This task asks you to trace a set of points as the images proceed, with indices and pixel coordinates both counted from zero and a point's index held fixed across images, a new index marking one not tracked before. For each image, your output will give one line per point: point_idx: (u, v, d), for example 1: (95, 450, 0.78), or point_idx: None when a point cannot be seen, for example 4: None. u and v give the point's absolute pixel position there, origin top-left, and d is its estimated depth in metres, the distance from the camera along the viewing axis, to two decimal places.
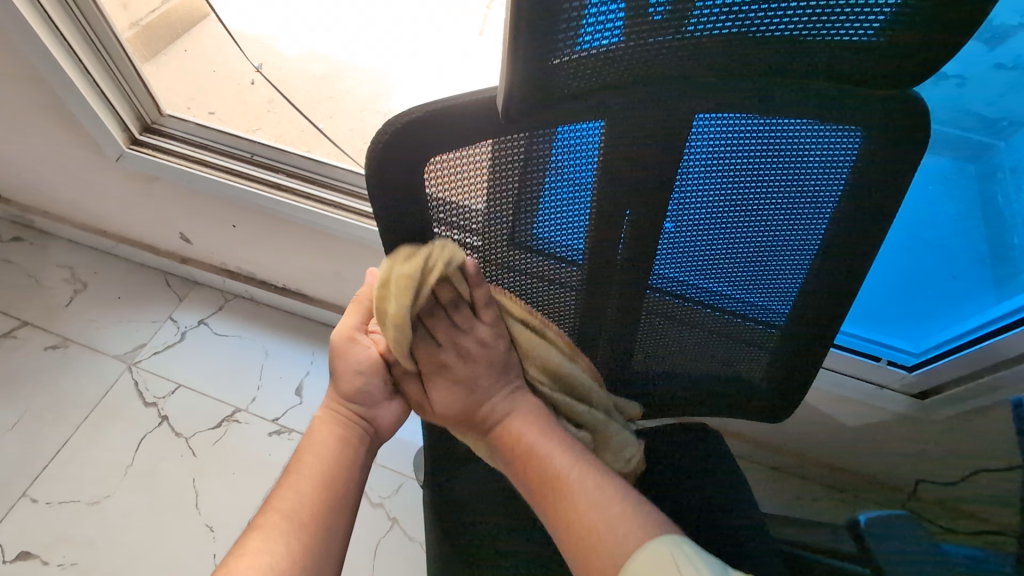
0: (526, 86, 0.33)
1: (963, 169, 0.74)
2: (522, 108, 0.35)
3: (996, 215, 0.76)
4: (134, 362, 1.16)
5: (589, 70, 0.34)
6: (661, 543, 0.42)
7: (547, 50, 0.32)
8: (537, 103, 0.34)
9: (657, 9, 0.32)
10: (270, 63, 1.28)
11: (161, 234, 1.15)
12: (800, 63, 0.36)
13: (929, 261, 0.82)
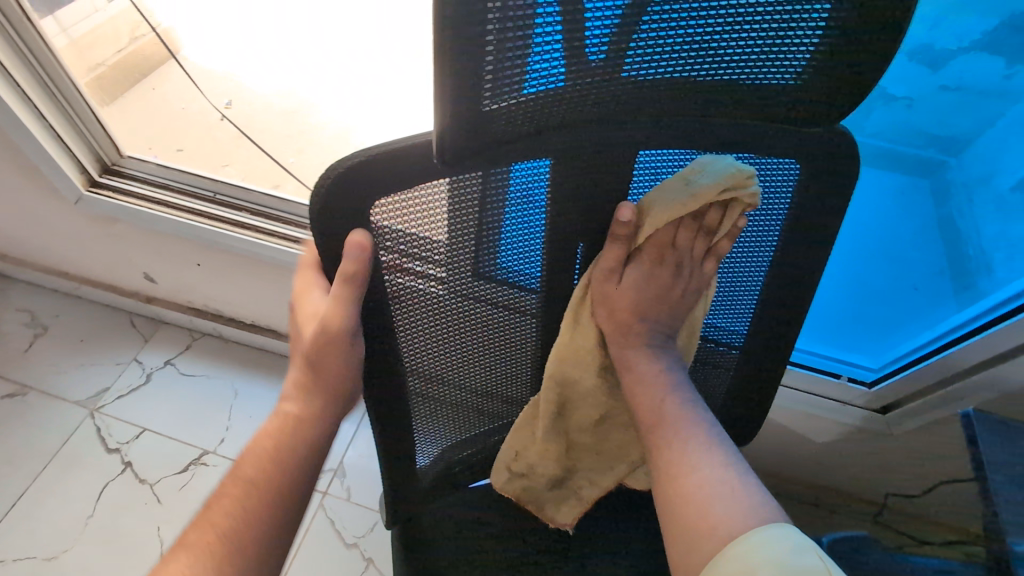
0: (461, 129, 0.33)
1: (918, 186, 0.82)
2: (459, 152, 0.34)
3: (951, 227, 0.82)
4: (96, 407, 1.13)
5: (527, 114, 0.34)
6: (797, 530, 0.42)
7: (486, 98, 0.32)
8: (467, 151, 0.34)
9: (596, 50, 0.33)
10: (240, 100, 1.30)
11: (125, 274, 1.13)
12: (732, 104, 0.37)
13: (888, 269, 0.88)
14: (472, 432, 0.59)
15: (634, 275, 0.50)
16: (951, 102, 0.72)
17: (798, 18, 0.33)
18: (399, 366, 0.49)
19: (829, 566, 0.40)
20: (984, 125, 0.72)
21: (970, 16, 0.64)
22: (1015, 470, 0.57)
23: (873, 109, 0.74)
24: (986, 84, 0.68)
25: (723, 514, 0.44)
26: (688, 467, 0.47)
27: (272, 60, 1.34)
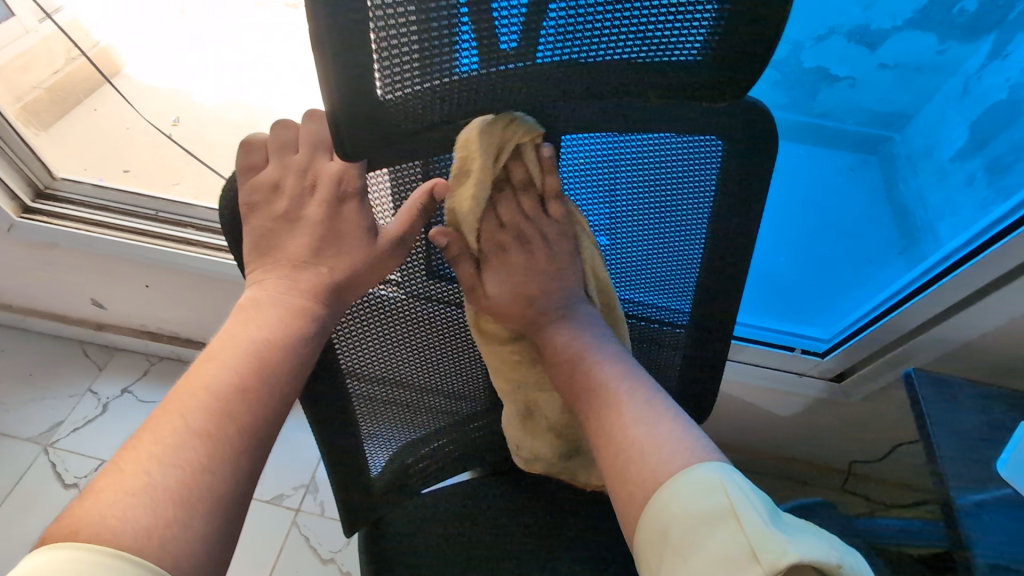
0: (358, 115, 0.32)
1: (867, 160, 0.88)
2: (361, 143, 0.35)
3: (898, 197, 0.89)
4: (50, 442, 1.08)
5: (427, 100, 0.35)
6: (709, 469, 0.40)
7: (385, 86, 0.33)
8: (370, 142, 0.35)
9: (508, 40, 0.35)
10: (188, 116, 1.27)
11: (72, 302, 1.09)
12: (634, 88, 0.38)
13: (839, 241, 0.95)
14: (425, 432, 0.60)
15: (492, 277, 0.53)
16: (893, 79, 0.77)
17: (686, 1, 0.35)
18: (347, 370, 0.49)
19: (736, 503, 0.38)
20: (921, 100, 0.79)
21: None
22: (953, 423, 0.59)
23: (820, 90, 0.79)
24: (921, 61, 0.74)
25: (646, 469, 0.42)
26: (618, 424, 0.46)
27: (205, 69, 1.32)
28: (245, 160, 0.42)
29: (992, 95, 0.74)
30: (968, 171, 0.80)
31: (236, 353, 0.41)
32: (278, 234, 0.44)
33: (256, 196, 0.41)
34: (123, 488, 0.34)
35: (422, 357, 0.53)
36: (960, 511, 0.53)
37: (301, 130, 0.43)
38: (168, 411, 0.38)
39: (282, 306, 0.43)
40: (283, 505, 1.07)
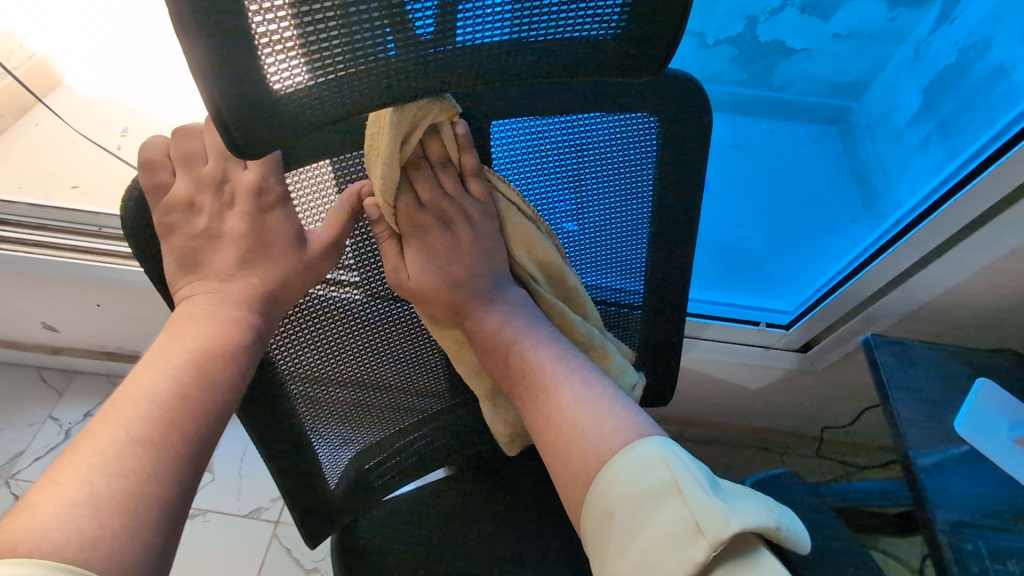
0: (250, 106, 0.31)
1: (827, 131, 0.90)
2: (262, 139, 0.33)
3: (859, 161, 0.90)
4: (11, 474, 1.04)
5: (339, 92, 0.34)
6: (649, 445, 0.40)
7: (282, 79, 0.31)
8: (274, 137, 0.34)
9: (425, 27, 0.33)
10: (136, 127, 1.22)
11: (22, 327, 1.04)
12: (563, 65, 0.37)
13: (802, 210, 0.96)
14: (388, 433, 0.58)
15: (415, 256, 0.47)
16: (846, 47, 0.77)
17: None
18: (301, 377, 0.47)
19: (679, 478, 0.39)
20: (875, 68, 0.80)
21: None
22: (912, 385, 0.60)
23: (778, 64, 0.79)
24: (872, 28, 0.74)
25: (590, 453, 0.42)
26: (555, 407, 0.45)
27: (121, 68, 1.25)
28: (149, 179, 0.37)
29: (942, 60, 0.75)
30: (922, 134, 0.80)
31: (177, 354, 0.39)
32: (202, 250, 0.41)
33: (174, 216, 0.38)
34: (63, 501, 0.32)
35: (375, 359, 0.51)
36: (922, 472, 0.54)
37: (206, 138, 0.40)
38: (103, 421, 0.36)
39: (217, 314, 0.41)
40: (261, 519, 1.05)
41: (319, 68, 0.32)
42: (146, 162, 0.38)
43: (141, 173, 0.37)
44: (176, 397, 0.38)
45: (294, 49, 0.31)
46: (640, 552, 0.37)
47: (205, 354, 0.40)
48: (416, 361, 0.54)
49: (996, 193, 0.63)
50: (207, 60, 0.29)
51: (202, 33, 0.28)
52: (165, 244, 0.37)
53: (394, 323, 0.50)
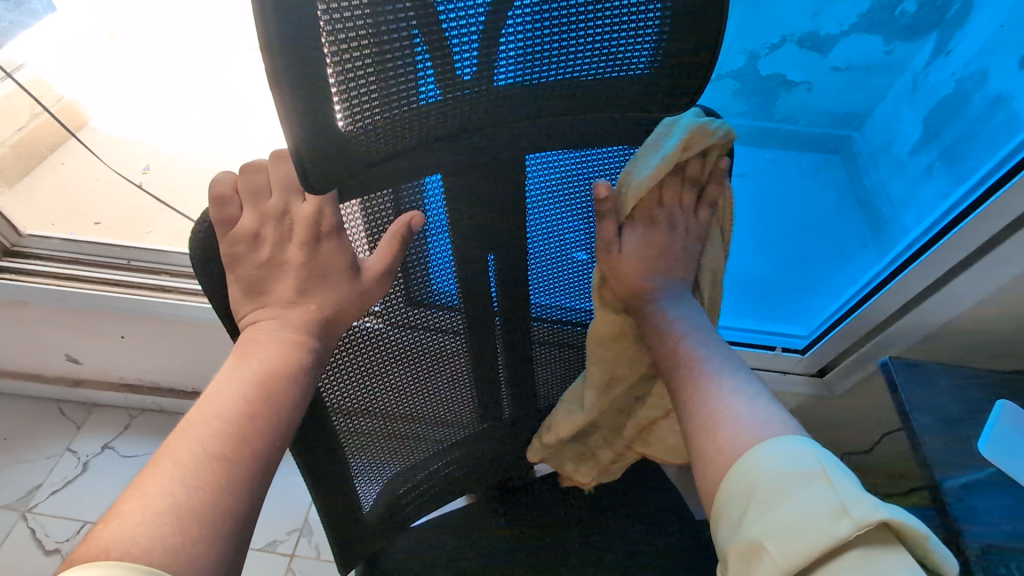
0: (316, 148, 0.33)
1: (829, 160, 0.93)
2: (327, 175, 0.35)
3: (864, 188, 0.93)
4: (28, 507, 1.04)
5: (383, 130, 0.36)
6: (801, 442, 0.42)
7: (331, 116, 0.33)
8: (336, 174, 0.36)
9: (465, 67, 0.36)
10: (157, 163, 1.29)
11: (45, 360, 1.06)
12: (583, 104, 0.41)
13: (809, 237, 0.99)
14: (417, 462, 0.59)
15: (632, 238, 0.57)
16: (846, 80, 0.80)
17: (631, 17, 0.37)
18: (338, 412, 0.49)
19: (827, 467, 0.40)
20: (875, 99, 0.83)
21: (842, 2, 0.71)
22: (931, 403, 0.61)
23: (779, 96, 0.83)
24: (872, 61, 0.77)
25: (738, 433, 0.45)
26: (709, 399, 0.48)
27: (135, 106, 1.33)
28: (219, 213, 0.39)
29: (940, 90, 0.78)
30: (925, 161, 0.83)
31: (247, 376, 0.41)
32: (267, 279, 0.43)
33: (239, 248, 0.40)
34: (148, 508, 0.34)
35: (408, 386, 0.52)
36: (948, 497, 0.54)
37: (271, 173, 0.42)
38: (180, 440, 0.38)
39: (279, 337, 0.42)
40: (277, 552, 1.04)
41: (356, 109, 0.34)
42: (218, 196, 0.40)
43: (212, 207, 0.39)
44: (244, 416, 0.39)
45: (341, 89, 0.32)
46: (780, 523, 0.38)
47: (271, 376, 0.41)
48: (445, 391, 0.55)
49: (1006, 217, 0.65)
50: (288, 100, 0.31)
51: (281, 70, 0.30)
52: (231, 273, 0.39)
53: (427, 352, 0.51)
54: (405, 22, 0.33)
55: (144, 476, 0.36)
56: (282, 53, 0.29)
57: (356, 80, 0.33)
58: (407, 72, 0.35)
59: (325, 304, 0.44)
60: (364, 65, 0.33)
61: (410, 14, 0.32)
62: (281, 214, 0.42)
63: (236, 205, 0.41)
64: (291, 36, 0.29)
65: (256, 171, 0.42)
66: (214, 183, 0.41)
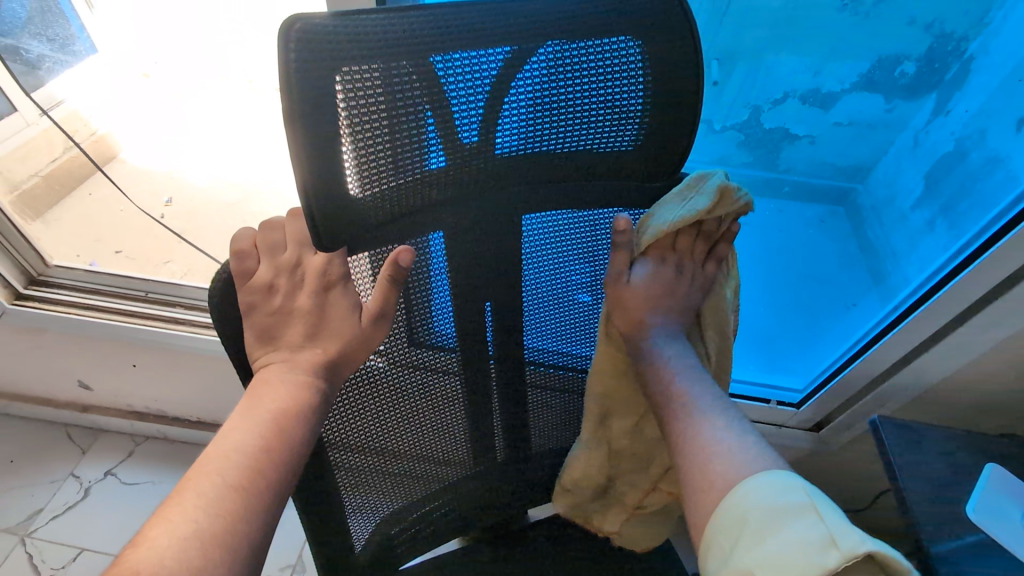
0: (325, 207, 0.36)
1: (834, 211, 0.98)
2: (339, 233, 0.38)
3: (867, 244, 0.96)
4: (28, 531, 1.05)
5: (394, 193, 0.39)
6: (787, 476, 0.43)
7: (341, 181, 0.36)
8: (345, 232, 0.39)
9: (469, 134, 0.39)
10: (181, 196, 1.56)
11: (58, 385, 1.09)
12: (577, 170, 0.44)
13: (811, 286, 1.02)
14: (414, 499, 0.60)
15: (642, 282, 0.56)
16: (848, 135, 0.86)
17: (620, 96, 0.40)
18: (340, 446, 0.51)
19: (815, 500, 0.40)
20: (877, 153, 0.88)
21: (842, 64, 0.78)
22: (921, 462, 0.62)
23: (783, 147, 0.89)
24: (871, 118, 0.83)
25: (720, 473, 0.45)
26: (693, 441, 0.48)
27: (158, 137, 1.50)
28: (239, 265, 0.43)
29: (940, 148, 0.81)
30: (926, 216, 0.85)
31: (259, 417, 0.43)
32: (278, 326, 0.45)
33: (254, 297, 0.43)
34: (174, 533, 0.36)
35: (407, 427, 0.54)
36: (937, 561, 0.54)
37: (288, 230, 0.46)
38: (200, 471, 0.40)
39: (290, 379, 0.44)
40: None
41: (367, 173, 0.37)
42: (239, 251, 0.44)
43: (233, 262, 0.43)
44: (257, 450, 0.41)
45: (353, 154, 0.35)
46: (770, 555, 0.38)
47: (283, 416, 0.43)
48: (444, 431, 0.56)
49: (1005, 271, 0.65)
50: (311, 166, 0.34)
51: (308, 143, 0.33)
52: (246, 320, 0.42)
53: (428, 391, 0.52)
54: (411, 93, 0.36)
55: (168, 505, 0.39)
56: (310, 128, 0.33)
57: (365, 146, 0.36)
58: (418, 139, 0.38)
59: (332, 350, 0.46)
60: (374, 132, 0.36)
61: (416, 88, 0.36)
62: (294, 267, 0.45)
63: (255, 259, 0.44)
64: (318, 109, 0.33)
65: (274, 228, 0.46)
66: (234, 239, 0.44)
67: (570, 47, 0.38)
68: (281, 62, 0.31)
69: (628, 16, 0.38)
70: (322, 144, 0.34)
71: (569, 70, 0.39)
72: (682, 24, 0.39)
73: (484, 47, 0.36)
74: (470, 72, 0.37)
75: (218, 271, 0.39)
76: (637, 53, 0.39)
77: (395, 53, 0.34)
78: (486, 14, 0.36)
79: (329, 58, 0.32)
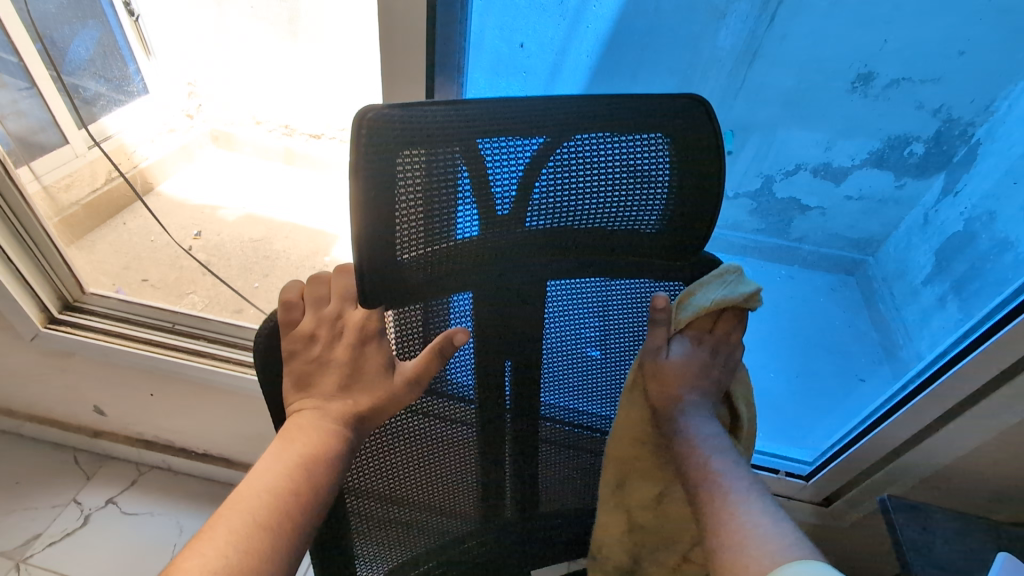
0: (372, 266, 0.39)
1: (845, 282, 1.04)
2: (380, 293, 0.41)
3: (881, 319, 0.99)
4: (23, 557, 1.04)
5: (433, 257, 0.42)
6: (809, 568, 0.38)
7: (391, 246, 0.39)
8: (387, 292, 0.41)
9: (502, 204, 0.42)
10: (208, 230, 1.63)
11: (74, 409, 1.11)
12: (602, 245, 0.47)
13: (825, 355, 1.05)
14: (421, 549, 0.60)
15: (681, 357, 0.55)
16: (859, 209, 0.94)
17: (647, 181, 0.43)
18: (355, 493, 0.51)
19: None
20: (887, 229, 0.95)
21: (852, 141, 0.86)
22: (931, 545, 0.62)
23: (794, 217, 0.98)
24: (883, 194, 0.91)
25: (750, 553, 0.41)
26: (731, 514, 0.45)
27: (203, 185, 1.78)
28: (285, 316, 0.46)
29: (949, 227, 0.85)
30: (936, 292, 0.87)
31: (291, 457, 0.44)
32: (314, 374, 0.47)
33: (294, 346, 0.46)
34: (207, 566, 0.37)
35: (421, 476, 0.55)
36: None
37: (333, 284, 0.49)
38: (232, 509, 0.41)
39: (319, 428, 0.46)
40: None
41: (411, 239, 0.40)
42: (286, 301, 0.47)
43: (280, 310, 0.46)
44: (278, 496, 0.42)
45: (405, 221, 0.39)
46: None
47: (312, 460, 0.44)
48: (457, 482, 0.57)
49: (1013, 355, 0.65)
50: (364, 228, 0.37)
51: (366, 211, 0.36)
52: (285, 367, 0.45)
53: (444, 441, 0.54)
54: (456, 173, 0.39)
55: (199, 539, 0.39)
56: (369, 197, 0.36)
57: (410, 216, 0.39)
58: (457, 210, 0.41)
59: (364, 403, 0.47)
60: (421, 204, 0.39)
61: (462, 166, 0.39)
62: (335, 319, 0.48)
63: (300, 310, 0.47)
64: (379, 182, 0.36)
65: (320, 282, 0.49)
66: (283, 290, 0.47)
67: (605, 136, 0.41)
68: (354, 143, 0.35)
69: (660, 112, 0.42)
70: (371, 212, 0.37)
71: (600, 155, 0.42)
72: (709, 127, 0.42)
73: (521, 135, 0.40)
74: (508, 153, 0.40)
75: (264, 321, 0.45)
76: (666, 147, 0.42)
77: (444, 139, 0.37)
78: (530, 106, 0.40)
79: (392, 140, 0.36)
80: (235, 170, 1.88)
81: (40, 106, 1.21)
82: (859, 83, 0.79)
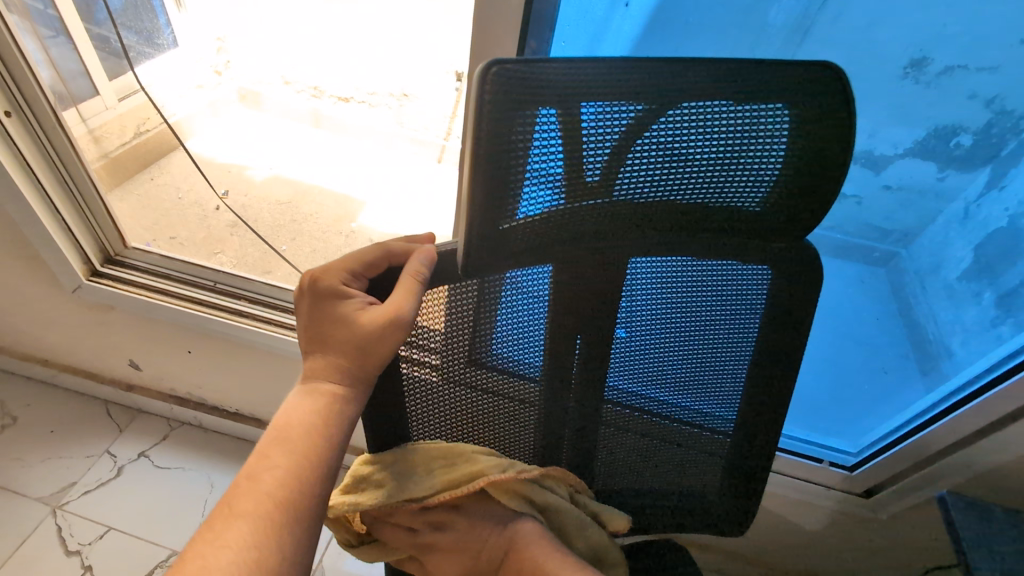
0: (478, 237, 0.40)
1: (876, 272, 0.93)
2: (478, 262, 0.42)
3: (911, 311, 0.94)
4: (60, 504, 1.06)
5: (526, 228, 0.42)
6: None
7: (496, 216, 0.40)
8: (486, 259, 0.42)
9: (592, 172, 0.41)
10: (234, 191, 1.62)
11: (108, 362, 1.12)
12: (678, 218, 0.46)
13: (856, 350, 0.99)
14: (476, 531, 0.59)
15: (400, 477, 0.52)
16: (898, 199, 0.83)
17: (751, 157, 0.43)
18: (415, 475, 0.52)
19: None
20: (925, 222, 0.85)
21: (901, 127, 0.75)
22: (986, 547, 0.61)
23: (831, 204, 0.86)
24: (924, 185, 0.80)
25: None
26: None
27: (231, 143, 1.77)
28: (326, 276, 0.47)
29: (994, 222, 0.79)
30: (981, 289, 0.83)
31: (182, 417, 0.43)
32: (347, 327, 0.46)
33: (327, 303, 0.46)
34: None
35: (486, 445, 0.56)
36: None
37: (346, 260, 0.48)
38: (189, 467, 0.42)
39: None
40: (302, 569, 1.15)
41: (511, 209, 0.40)
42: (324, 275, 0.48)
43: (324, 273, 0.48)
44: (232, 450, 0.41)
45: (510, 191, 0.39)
46: None
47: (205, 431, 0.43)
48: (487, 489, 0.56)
49: None
50: (476, 194, 0.38)
51: (477, 178, 0.37)
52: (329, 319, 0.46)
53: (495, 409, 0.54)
54: (551, 138, 0.38)
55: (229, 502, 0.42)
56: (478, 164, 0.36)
57: (516, 187, 0.39)
58: (555, 180, 0.40)
59: None
60: (524, 174, 0.38)
61: (563, 132, 0.38)
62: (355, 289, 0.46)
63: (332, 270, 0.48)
64: (494, 147, 0.36)
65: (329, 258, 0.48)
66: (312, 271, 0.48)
67: (716, 107, 0.40)
68: (476, 99, 0.35)
69: (770, 82, 0.40)
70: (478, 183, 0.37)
71: (707, 128, 0.41)
72: (837, 104, 0.41)
73: (621, 100, 0.38)
74: (610, 120, 0.39)
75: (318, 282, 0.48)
76: (784, 122, 0.42)
77: (544, 101, 0.36)
78: (638, 71, 0.38)
79: (511, 104, 0.35)
80: (258, 128, 1.85)
81: (72, 54, 1.18)
82: (911, 68, 0.69)
